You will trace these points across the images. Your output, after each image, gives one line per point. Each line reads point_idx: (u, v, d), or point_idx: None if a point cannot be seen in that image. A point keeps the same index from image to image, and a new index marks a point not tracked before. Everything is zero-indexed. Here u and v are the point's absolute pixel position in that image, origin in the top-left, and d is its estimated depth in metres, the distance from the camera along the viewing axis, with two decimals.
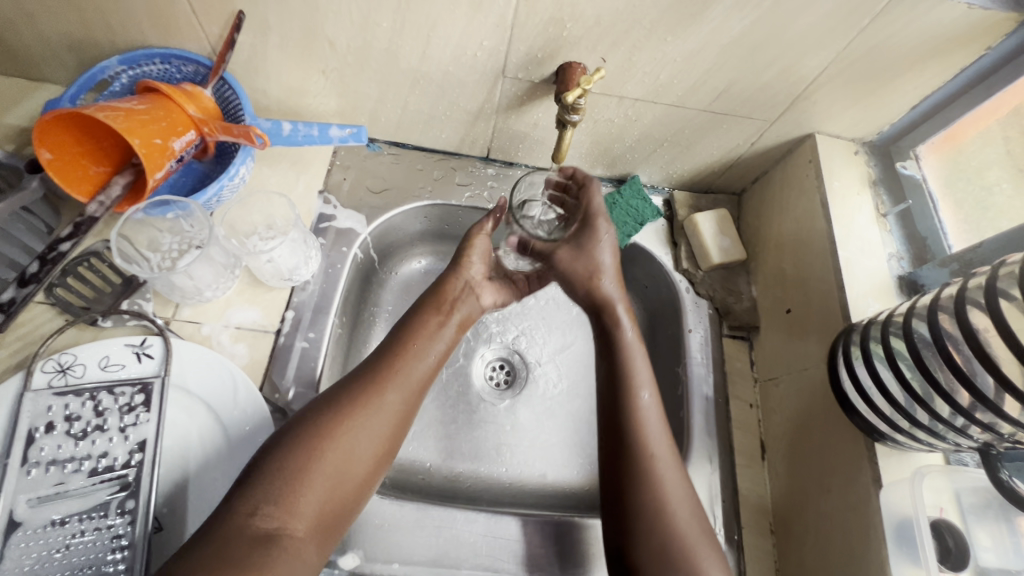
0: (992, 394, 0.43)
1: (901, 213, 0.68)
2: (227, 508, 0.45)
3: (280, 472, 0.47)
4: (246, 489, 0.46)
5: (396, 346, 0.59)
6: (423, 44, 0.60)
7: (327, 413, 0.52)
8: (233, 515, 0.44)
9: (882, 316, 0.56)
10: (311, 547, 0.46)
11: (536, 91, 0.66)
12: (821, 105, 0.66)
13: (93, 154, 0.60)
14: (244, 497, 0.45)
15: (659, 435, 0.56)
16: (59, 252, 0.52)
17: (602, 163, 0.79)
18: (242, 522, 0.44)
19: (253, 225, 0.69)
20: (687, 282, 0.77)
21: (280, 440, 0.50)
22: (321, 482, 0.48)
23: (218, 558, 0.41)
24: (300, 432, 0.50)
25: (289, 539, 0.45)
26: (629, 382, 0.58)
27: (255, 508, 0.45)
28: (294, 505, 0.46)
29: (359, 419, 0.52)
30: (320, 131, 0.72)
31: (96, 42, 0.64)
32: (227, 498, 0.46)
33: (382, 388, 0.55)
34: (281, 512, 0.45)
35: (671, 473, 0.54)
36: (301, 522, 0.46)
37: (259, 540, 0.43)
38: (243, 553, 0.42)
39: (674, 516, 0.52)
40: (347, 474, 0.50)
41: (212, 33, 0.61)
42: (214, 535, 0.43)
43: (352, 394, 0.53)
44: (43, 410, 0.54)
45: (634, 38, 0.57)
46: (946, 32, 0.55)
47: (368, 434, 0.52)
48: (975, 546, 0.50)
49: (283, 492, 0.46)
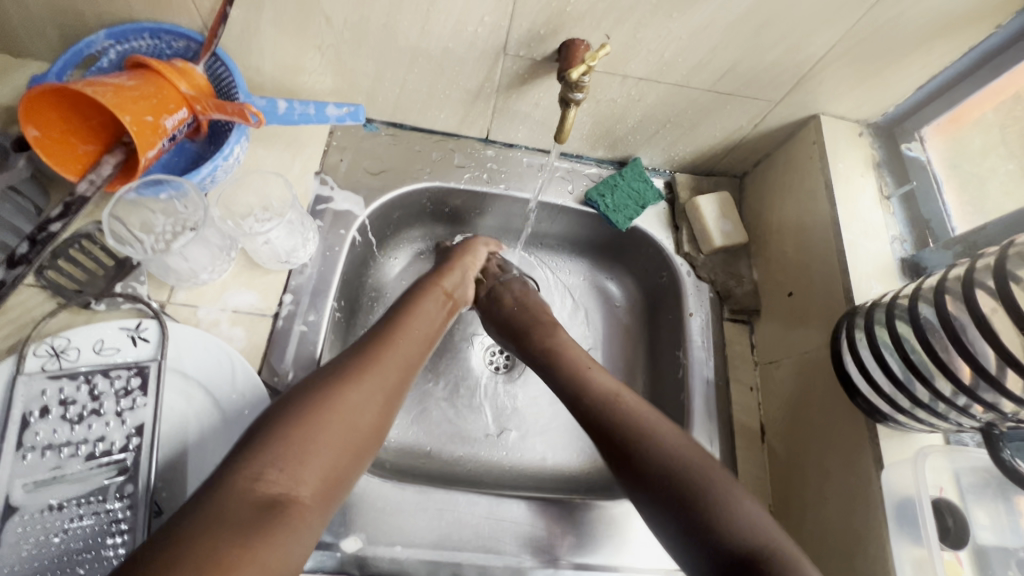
0: (993, 369, 0.43)
1: (904, 195, 0.67)
2: (225, 475, 0.43)
3: (283, 438, 0.46)
4: (245, 455, 0.45)
5: (385, 326, 0.60)
6: (422, 19, 0.58)
7: (327, 386, 0.51)
8: (235, 480, 0.43)
9: (886, 297, 0.55)
10: (316, 513, 0.45)
11: (538, 69, 0.64)
12: (827, 86, 0.65)
13: (82, 132, 0.58)
14: (246, 463, 0.44)
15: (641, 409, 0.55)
16: (50, 233, 0.51)
17: (604, 145, 0.78)
18: (245, 487, 0.42)
19: (249, 207, 0.68)
20: (688, 266, 0.77)
21: (280, 412, 0.49)
22: (324, 451, 0.47)
23: (221, 521, 0.39)
24: (300, 404, 0.49)
25: (294, 503, 0.43)
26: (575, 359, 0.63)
27: (259, 474, 0.43)
28: (297, 471, 0.45)
29: (360, 387, 0.52)
30: (316, 110, 0.68)
31: (83, 16, 0.62)
32: (223, 468, 0.44)
33: (379, 359, 0.55)
34: (285, 476, 0.44)
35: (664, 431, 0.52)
36: (305, 488, 0.45)
37: (263, 505, 0.42)
38: (245, 520, 0.40)
39: (685, 464, 0.49)
40: (349, 440, 0.49)
41: (203, 7, 0.59)
42: (216, 499, 0.41)
43: (353, 369, 0.53)
44: (37, 394, 0.53)
45: (639, 15, 0.56)
46: (955, 9, 0.54)
47: (367, 404, 0.51)
48: (974, 525, 0.50)
49: (286, 457, 0.45)
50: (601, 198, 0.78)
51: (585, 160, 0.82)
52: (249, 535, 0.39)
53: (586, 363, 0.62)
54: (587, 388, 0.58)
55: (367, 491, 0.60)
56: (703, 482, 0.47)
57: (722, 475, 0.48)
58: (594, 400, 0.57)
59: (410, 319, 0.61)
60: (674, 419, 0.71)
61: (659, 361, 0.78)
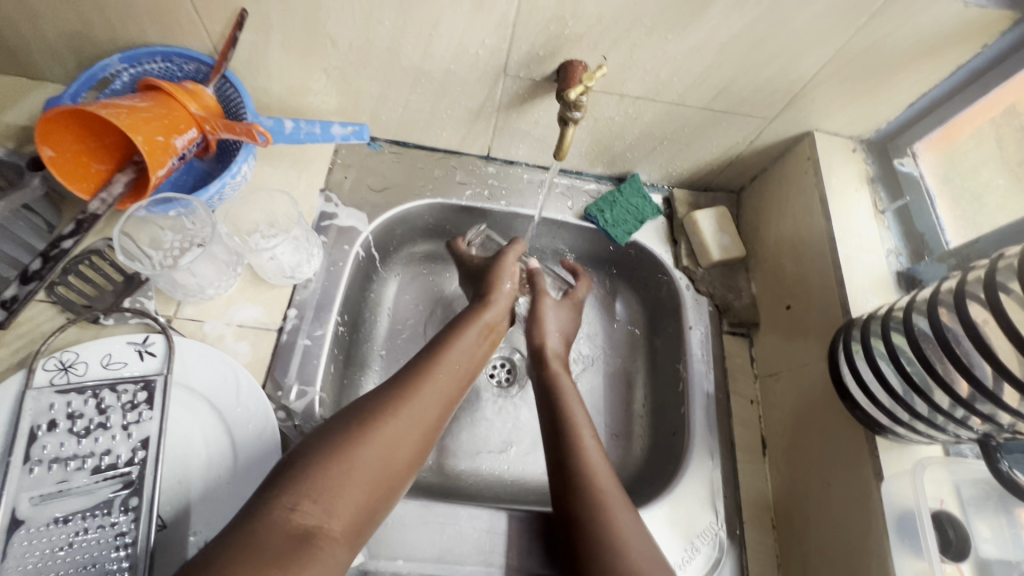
0: (990, 383, 0.44)
1: (898, 210, 0.69)
2: (266, 500, 0.43)
3: (320, 469, 0.46)
4: (282, 484, 0.45)
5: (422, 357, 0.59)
6: (425, 42, 0.61)
7: (365, 416, 0.51)
8: (272, 509, 0.42)
9: (882, 310, 0.56)
10: (347, 549, 0.44)
11: (538, 89, 0.66)
12: (819, 103, 0.67)
13: (96, 152, 0.60)
14: (283, 491, 0.44)
15: (614, 496, 0.53)
16: (61, 249, 0.53)
17: (602, 162, 0.80)
18: (282, 516, 0.42)
19: (255, 224, 0.69)
20: (687, 280, 0.78)
21: (319, 439, 0.49)
22: (360, 485, 0.47)
23: (257, 551, 0.39)
24: (341, 431, 0.49)
25: (326, 538, 0.43)
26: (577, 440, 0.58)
27: (295, 503, 0.43)
28: (333, 503, 0.44)
29: (397, 421, 0.51)
30: (322, 129, 0.72)
31: (98, 41, 0.64)
32: (261, 494, 0.44)
33: (416, 393, 0.54)
34: (320, 509, 0.44)
35: (628, 524, 0.51)
36: (338, 521, 0.44)
37: (297, 535, 0.41)
38: (281, 550, 0.40)
39: None
40: (382, 475, 0.48)
41: (214, 32, 0.61)
42: (253, 526, 0.41)
43: (392, 399, 0.53)
44: (46, 407, 0.54)
45: (635, 36, 0.58)
46: (942, 30, 0.56)
47: (402, 439, 0.51)
48: (976, 537, 0.50)
49: (322, 489, 0.45)
50: (600, 214, 0.79)
51: (584, 176, 0.83)
52: (284, 567, 0.39)
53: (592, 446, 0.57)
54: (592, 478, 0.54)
55: None
56: None
57: None
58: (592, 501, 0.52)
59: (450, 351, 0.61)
60: (674, 432, 0.71)
61: (659, 375, 0.78)
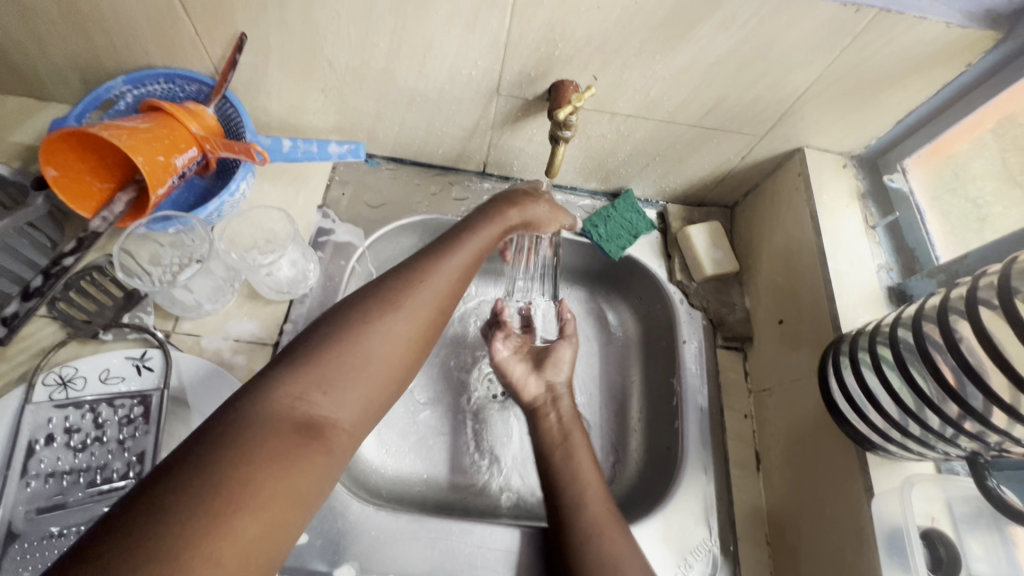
0: (980, 406, 0.44)
1: (890, 225, 0.70)
2: (270, 385, 0.41)
3: (325, 360, 0.43)
4: (284, 371, 0.42)
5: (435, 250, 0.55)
6: (419, 64, 0.62)
7: (373, 303, 0.48)
8: (277, 394, 0.41)
9: (870, 326, 0.56)
10: (351, 441, 0.43)
11: (530, 108, 0.67)
12: (808, 121, 0.67)
13: (97, 171, 0.61)
14: (288, 379, 0.42)
15: (605, 516, 0.55)
16: (63, 267, 0.54)
17: (596, 177, 0.81)
18: (288, 404, 0.40)
19: (253, 240, 0.70)
20: (681, 294, 0.78)
21: (328, 325, 0.46)
22: (370, 378, 0.45)
23: (262, 438, 0.38)
24: (348, 317, 0.47)
25: (333, 429, 0.42)
26: (574, 460, 0.60)
27: (301, 393, 0.41)
28: (341, 396, 0.43)
29: (408, 310, 0.49)
30: (319, 148, 0.75)
31: (103, 63, 0.66)
32: (267, 376, 0.42)
33: (423, 283, 0.51)
34: (327, 401, 0.42)
35: (620, 549, 0.52)
36: (346, 414, 0.43)
37: (301, 425, 0.40)
38: (285, 438, 0.39)
39: None
40: (390, 367, 0.46)
41: (214, 54, 0.63)
42: (257, 411, 0.39)
43: (399, 288, 0.50)
44: (44, 422, 0.55)
45: (624, 57, 0.59)
46: (926, 49, 0.57)
47: (410, 329, 0.48)
48: (968, 556, 0.50)
49: (330, 380, 0.43)
50: (594, 229, 0.80)
51: (579, 193, 0.84)
52: (287, 456, 0.38)
53: (589, 467, 0.59)
54: (584, 495, 0.56)
55: (360, 519, 0.61)
56: None
57: None
58: (582, 520, 0.54)
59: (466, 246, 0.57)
60: (668, 447, 0.71)
61: (653, 389, 0.78)
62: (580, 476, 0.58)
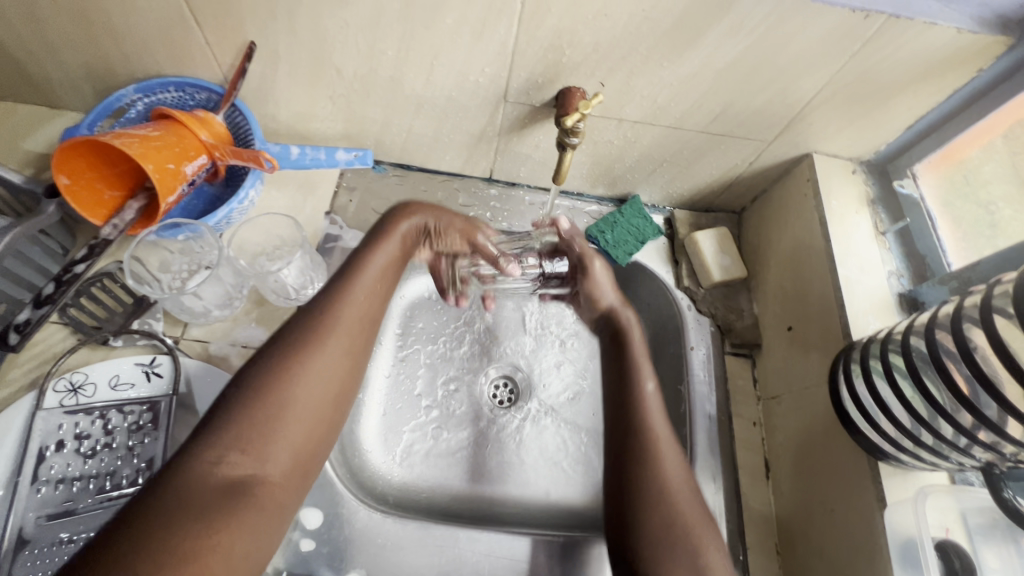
0: (995, 416, 0.43)
1: (899, 231, 0.69)
2: (186, 454, 0.43)
3: (246, 419, 0.45)
4: (202, 439, 0.44)
5: (348, 278, 0.56)
6: (427, 71, 0.62)
7: (287, 352, 0.49)
8: (194, 463, 0.42)
9: (881, 333, 0.56)
10: (285, 491, 0.46)
11: (537, 114, 0.68)
12: (816, 126, 0.67)
13: (109, 179, 0.62)
14: (205, 446, 0.43)
15: (665, 435, 0.57)
16: (75, 273, 0.56)
17: (603, 183, 0.81)
18: (205, 470, 0.42)
19: (261, 247, 0.70)
20: (688, 300, 0.78)
21: (241, 381, 0.47)
22: (294, 428, 0.47)
23: (183, 508, 0.39)
24: (261, 371, 0.48)
25: (261, 485, 0.44)
26: (637, 375, 0.61)
27: (219, 457, 0.43)
28: (265, 452, 0.45)
29: (326, 354, 0.50)
30: (327, 155, 0.75)
31: (115, 72, 0.67)
32: (185, 446, 0.43)
33: (335, 323, 0.52)
34: (250, 461, 0.44)
35: (675, 467, 0.54)
36: (274, 468, 0.45)
37: (224, 488, 0.42)
38: (208, 505, 0.40)
39: (686, 510, 0.52)
40: (315, 414, 0.49)
41: (224, 63, 0.64)
42: (175, 483, 0.40)
43: (310, 330, 0.51)
44: (55, 428, 0.55)
45: (631, 64, 0.59)
46: (936, 55, 0.56)
47: (331, 372, 0.50)
48: (984, 567, 0.49)
49: (251, 438, 0.44)
50: (601, 235, 0.80)
51: (585, 199, 0.84)
52: (213, 521, 0.40)
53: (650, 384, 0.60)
54: (642, 411, 0.58)
55: (368, 526, 0.60)
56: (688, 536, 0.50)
57: (714, 547, 0.50)
58: (642, 433, 0.56)
59: (377, 272, 0.58)
60: None
61: None
62: (643, 394, 0.59)
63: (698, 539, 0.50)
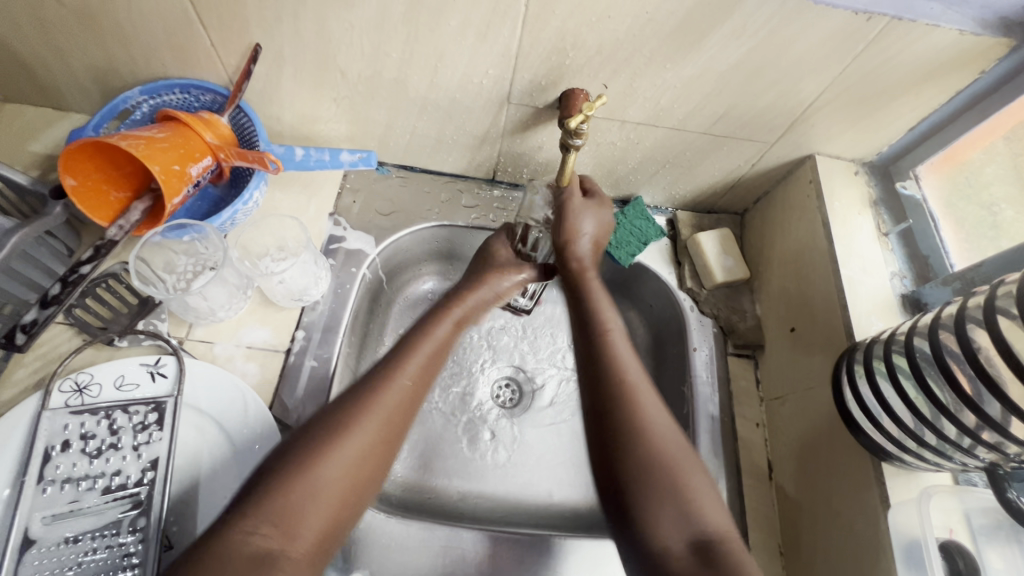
0: (998, 417, 0.43)
1: (902, 232, 0.69)
2: (222, 523, 0.43)
3: (281, 491, 0.45)
4: (240, 509, 0.44)
5: (393, 364, 0.57)
6: (431, 73, 0.63)
7: (326, 428, 0.50)
8: (229, 532, 0.42)
9: (885, 334, 0.56)
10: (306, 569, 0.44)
11: (541, 116, 0.68)
12: (818, 128, 0.67)
13: (114, 180, 0.62)
14: (242, 517, 0.43)
15: (636, 374, 0.58)
16: (80, 275, 0.55)
17: (606, 184, 0.81)
18: (238, 540, 0.42)
19: (265, 248, 0.70)
20: (691, 301, 0.78)
21: (283, 454, 0.48)
22: (325, 504, 0.46)
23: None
24: (300, 444, 0.48)
25: (284, 561, 0.43)
26: (601, 321, 0.63)
27: (253, 527, 0.43)
28: (294, 527, 0.44)
29: (362, 433, 0.50)
30: (331, 156, 0.75)
31: (120, 74, 0.67)
32: (225, 514, 0.44)
33: (375, 402, 0.53)
34: (279, 535, 0.43)
35: (649, 404, 0.55)
36: (300, 543, 0.44)
37: (250, 561, 0.41)
38: None
39: (666, 448, 0.52)
40: (347, 491, 0.48)
41: (229, 64, 0.64)
42: (208, 552, 0.41)
43: (351, 411, 0.51)
44: (60, 428, 0.55)
45: (635, 66, 0.59)
46: (939, 56, 0.56)
47: (366, 451, 0.50)
48: (987, 568, 0.49)
49: (282, 510, 0.44)
50: None
51: None
52: None
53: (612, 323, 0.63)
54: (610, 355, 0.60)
55: (371, 528, 0.60)
56: (672, 469, 0.51)
57: (702, 488, 0.51)
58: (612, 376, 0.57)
59: (422, 357, 0.59)
60: None
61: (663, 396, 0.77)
62: (608, 337, 0.62)
63: (684, 477, 0.51)
